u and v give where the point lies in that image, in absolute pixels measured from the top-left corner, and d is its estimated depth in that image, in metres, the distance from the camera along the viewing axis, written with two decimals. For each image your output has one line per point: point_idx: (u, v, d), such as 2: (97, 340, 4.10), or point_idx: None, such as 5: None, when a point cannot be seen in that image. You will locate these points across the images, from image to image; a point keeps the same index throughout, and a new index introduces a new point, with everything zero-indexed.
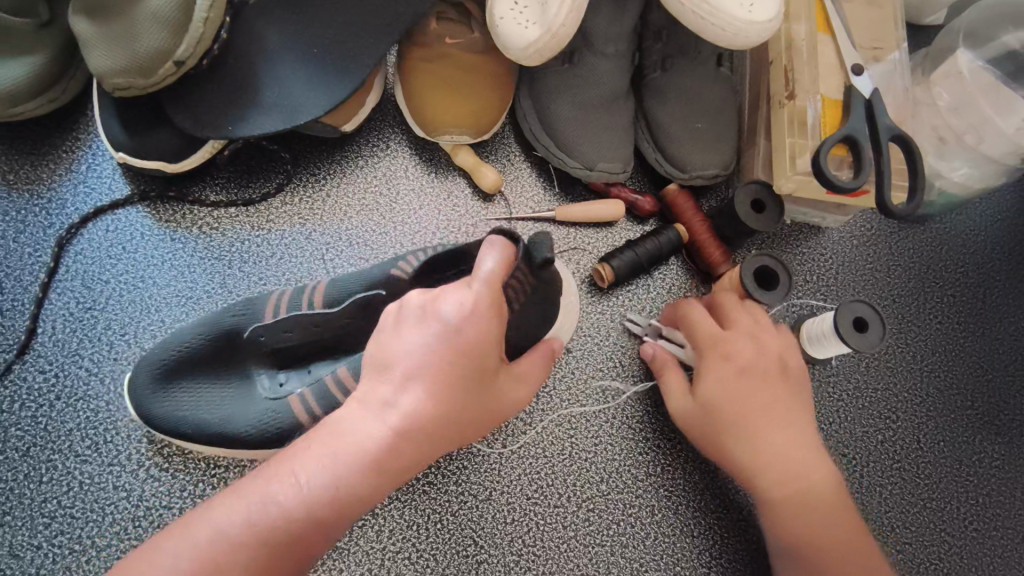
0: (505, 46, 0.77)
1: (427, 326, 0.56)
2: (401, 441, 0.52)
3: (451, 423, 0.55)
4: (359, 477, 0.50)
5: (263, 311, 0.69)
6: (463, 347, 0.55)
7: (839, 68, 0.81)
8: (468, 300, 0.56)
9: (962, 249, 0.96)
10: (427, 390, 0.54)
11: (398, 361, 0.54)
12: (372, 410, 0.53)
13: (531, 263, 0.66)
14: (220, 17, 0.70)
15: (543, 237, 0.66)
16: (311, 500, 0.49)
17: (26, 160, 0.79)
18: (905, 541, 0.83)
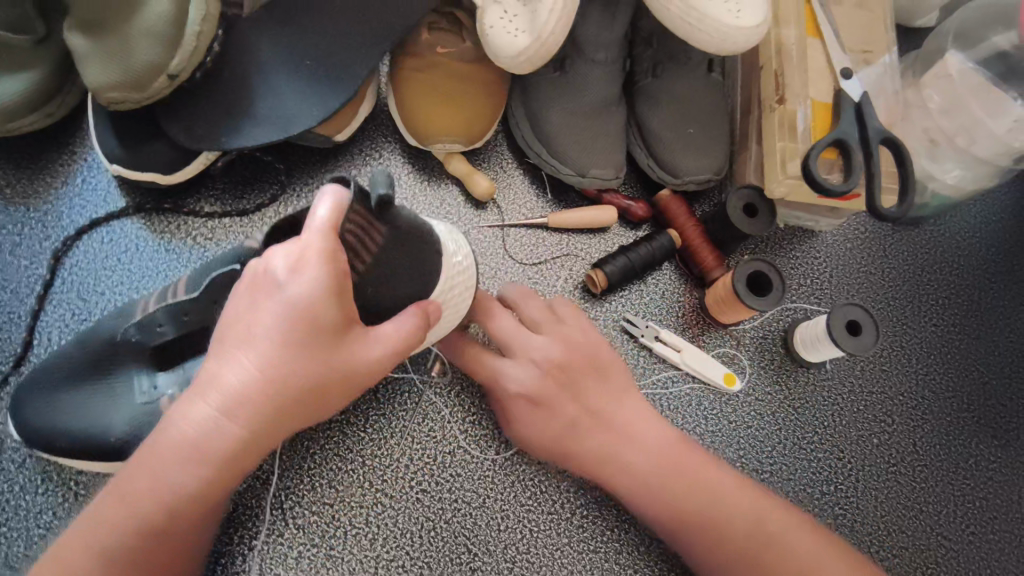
0: (496, 55, 0.77)
1: (270, 294, 0.52)
2: (225, 420, 0.51)
3: (312, 386, 0.52)
4: (177, 466, 0.51)
5: (135, 309, 0.68)
6: (295, 312, 0.51)
7: (828, 72, 0.81)
8: (294, 254, 0.52)
9: (956, 250, 0.96)
10: (257, 362, 0.51)
11: (237, 334, 0.52)
12: (201, 395, 0.51)
13: (370, 203, 0.56)
14: (212, 29, 0.72)
15: (382, 172, 0.56)
16: (157, 488, 0.51)
17: (23, 174, 0.79)
18: (902, 545, 0.82)
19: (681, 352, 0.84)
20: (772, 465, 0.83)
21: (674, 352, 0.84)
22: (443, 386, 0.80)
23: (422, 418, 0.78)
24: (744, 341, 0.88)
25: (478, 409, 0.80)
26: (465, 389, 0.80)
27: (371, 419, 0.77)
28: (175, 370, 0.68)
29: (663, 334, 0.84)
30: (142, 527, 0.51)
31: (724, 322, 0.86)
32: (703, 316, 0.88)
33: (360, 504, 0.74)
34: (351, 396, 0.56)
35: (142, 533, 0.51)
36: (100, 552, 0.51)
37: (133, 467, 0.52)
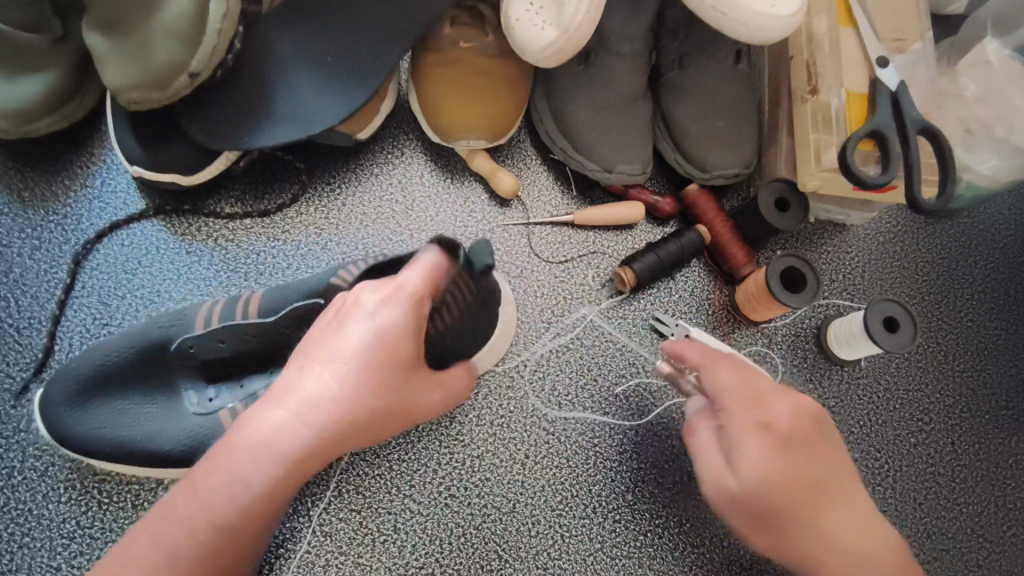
0: (522, 49, 0.76)
1: (357, 320, 0.57)
2: (301, 426, 0.54)
3: (373, 405, 0.57)
4: (256, 475, 0.53)
5: (194, 322, 0.67)
6: (380, 344, 0.56)
7: (862, 60, 0.79)
8: (388, 289, 0.57)
9: (991, 243, 0.93)
10: (340, 383, 0.56)
11: (320, 353, 0.56)
12: (287, 405, 0.55)
13: (472, 268, 0.60)
14: (232, 27, 0.70)
15: (484, 244, 0.58)
16: (235, 494, 0.53)
17: (41, 177, 0.78)
18: (942, 547, 0.80)
19: None
20: None
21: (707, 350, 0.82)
22: None
23: (450, 422, 0.77)
24: (776, 339, 0.86)
25: (507, 411, 0.78)
26: (493, 391, 0.78)
27: None
28: (228, 385, 0.69)
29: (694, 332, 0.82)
30: (217, 532, 0.52)
31: (755, 320, 0.84)
32: (733, 313, 0.86)
33: (389, 510, 0.72)
34: (403, 426, 0.62)
35: (216, 539, 0.52)
36: (169, 550, 0.52)
37: (208, 471, 0.54)
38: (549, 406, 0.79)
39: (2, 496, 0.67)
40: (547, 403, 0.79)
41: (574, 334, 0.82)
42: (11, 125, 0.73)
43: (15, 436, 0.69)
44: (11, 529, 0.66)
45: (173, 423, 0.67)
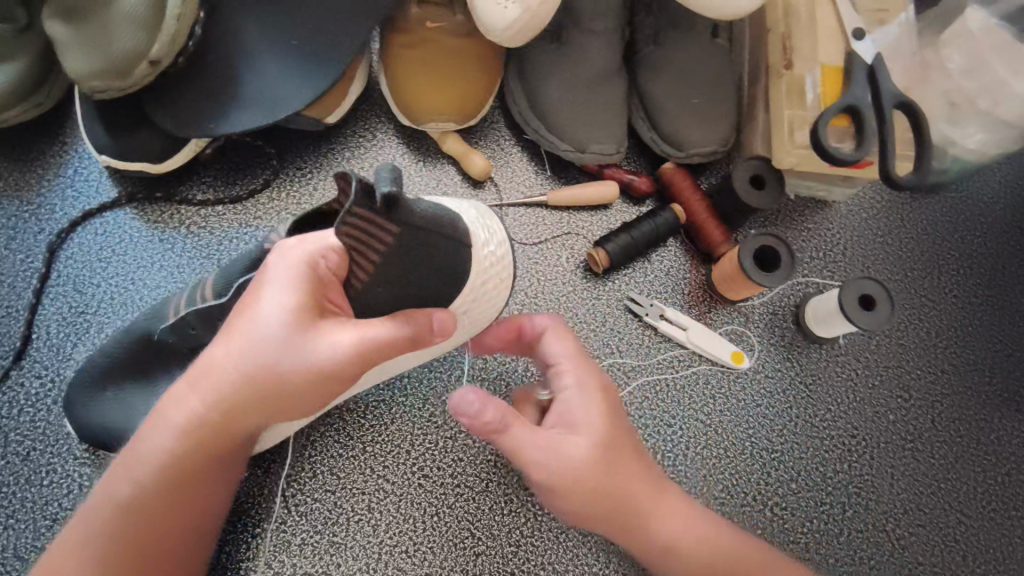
0: (486, 27, 0.74)
1: (256, 284, 0.56)
2: (208, 389, 0.55)
3: (268, 359, 0.54)
4: (154, 459, 0.55)
5: (166, 314, 0.65)
6: (271, 309, 0.54)
7: (839, 30, 0.78)
8: (291, 244, 0.56)
9: (979, 217, 0.92)
10: (233, 354, 0.54)
11: (223, 325, 0.56)
12: (186, 385, 0.56)
13: (375, 204, 0.51)
14: (192, 12, 0.70)
15: (387, 167, 0.51)
16: (144, 459, 0.55)
17: (15, 167, 0.79)
18: (918, 523, 0.80)
19: (688, 331, 0.82)
20: (784, 444, 0.81)
21: (680, 330, 0.82)
22: (443, 369, 0.79)
23: (423, 404, 0.77)
24: (754, 318, 0.86)
25: (480, 393, 0.78)
26: (466, 372, 0.79)
27: (371, 407, 0.77)
28: None
29: (668, 312, 0.82)
30: (131, 498, 0.55)
31: (733, 299, 0.84)
32: (710, 293, 0.86)
33: (362, 490, 0.74)
34: (319, 391, 0.56)
35: (125, 516, 0.55)
36: (94, 516, 0.55)
37: (122, 461, 0.56)
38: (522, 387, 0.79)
39: None
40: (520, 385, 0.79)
41: (546, 316, 0.83)
42: None
43: None
44: None
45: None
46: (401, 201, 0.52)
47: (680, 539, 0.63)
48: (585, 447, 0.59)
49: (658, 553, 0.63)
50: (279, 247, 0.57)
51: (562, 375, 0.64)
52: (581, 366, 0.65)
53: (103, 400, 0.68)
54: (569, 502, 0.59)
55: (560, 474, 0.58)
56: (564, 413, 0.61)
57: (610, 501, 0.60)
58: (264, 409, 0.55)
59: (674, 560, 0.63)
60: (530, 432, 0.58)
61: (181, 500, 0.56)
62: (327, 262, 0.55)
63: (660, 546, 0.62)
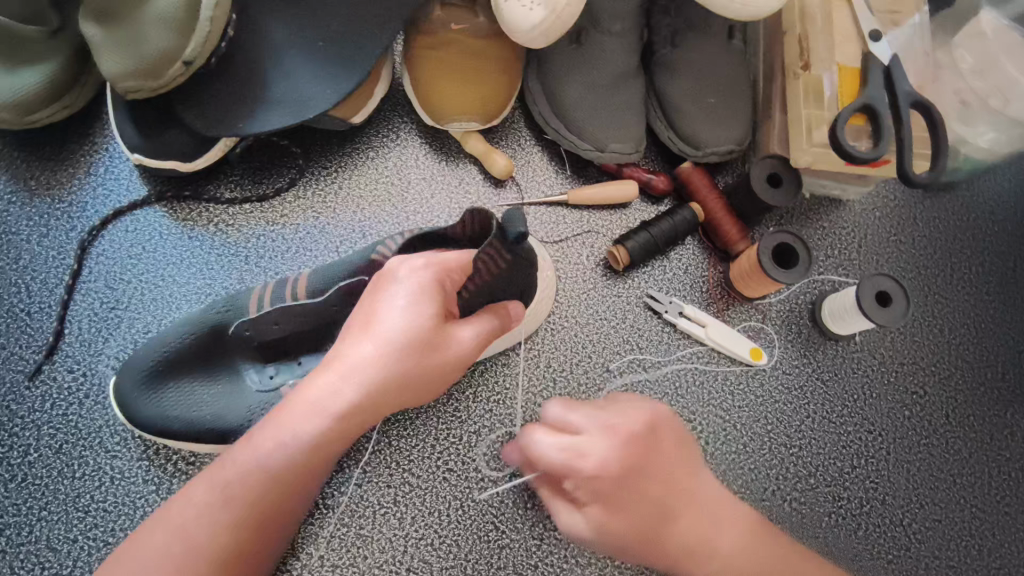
0: (511, 30, 0.76)
1: (389, 291, 0.60)
2: (347, 386, 0.58)
3: (409, 361, 0.59)
4: (300, 446, 0.57)
5: (247, 306, 0.71)
6: (411, 312, 0.59)
7: (855, 31, 0.79)
8: (422, 257, 0.61)
9: (990, 216, 0.93)
10: (382, 350, 0.59)
11: (365, 322, 0.60)
12: (322, 378, 0.59)
13: (506, 237, 0.59)
14: (225, 15, 0.71)
15: (517, 211, 0.58)
16: (284, 452, 0.57)
17: (45, 166, 0.80)
18: (935, 517, 0.81)
19: (706, 327, 0.83)
20: (801, 439, 0.83)
21: (698, 326, 0.83)
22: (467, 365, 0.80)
23: (447, 399, 0.79)
24: (771, 314, 0.87)
25: (504, 388, 0.80)
26: (489, 368, 0.80)
27: None
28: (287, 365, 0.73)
29: (688, 309, 0.83)
30: (271, 487, 0.57)
31: (750, 297, 0.85)
32: (727, 290, 0.87)
33: (389, 484, 0.75)
34: (440, 384, 0.64)
35: (261, 505, 0.57)
36: (224, 506, 0.56)
37: (265, 440, 0.57)
38: (544, 382, 0.80)
39: (20, 472, 0.70)
40: (543, 380, 0.81)
41: (567, 312, 0.84)
42: (13, 116, 0.75)
43: (29, 415, 0.72)
44: (30, 503, 0.69)
45: (187, 403, 0.70)
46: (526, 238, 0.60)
47: (710, 520, 0.63)
48: (631, 432, 0.62)
49: (695, 540, 0.62)
50: (404, 258, 0.61)
51: (574, 416, 0.63)
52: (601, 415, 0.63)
53: (140, 393, 0.69)
54: (580, 487, 0.60)
55: (586, 483, 0.60)
56: (577, 445, 0.60)
57: (625, 485, 0.60)
58: (398, 403, 0.61)
59: (712, 542, 0.62)
60: (574, 448, 0.60)
61: (306, 487, 0.60)
62: (457, 273, 0.62)
63: (688, 539, 0.61)
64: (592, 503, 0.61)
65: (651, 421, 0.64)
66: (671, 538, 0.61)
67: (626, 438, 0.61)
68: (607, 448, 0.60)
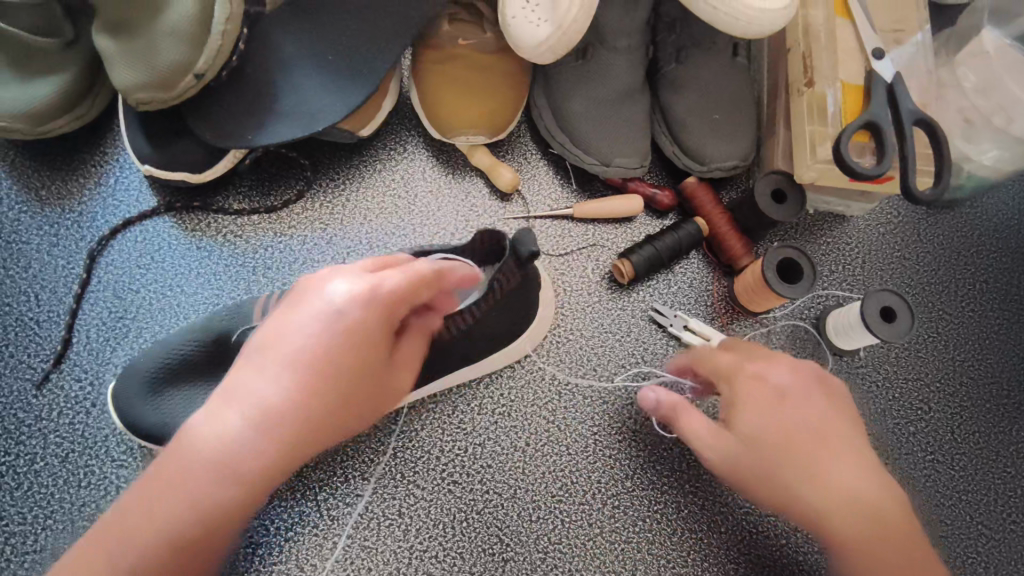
0: (518, 45, 0.77)
1: (300, 313, 0.53)
2: (263, 431, 0.50)
3: (336, 399, 0.52)
4: (216, 494, 0.49)
5: (253, 314, 0.70)
6: (331, 337, 0.52)
7: (858, 50, 0.80)
8: (355, 284, 0.53)
9: (994, 232, 0.93)
10: (312, 360, 0.51)
11: (286, 327, 0.52)
12: (222, 402, 0.50)
13: (518, 257, 0.64)
14: (236, 28, 0.72)
15: (528, 232, 0.64)
16: (196, 505, 0.49)
17: (57, 176, 0.81)
18: (941, 535, 0.81)
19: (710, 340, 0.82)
20: None
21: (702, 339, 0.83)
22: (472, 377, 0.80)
23: (452, 410, 0.79)
24: (775, 329, 0.87)
25: (508, 400, 0.80)
26: (494, 380, 0.80)
27: (402, 413, 0.78)
28: None
29: (692, 323, 0.83)
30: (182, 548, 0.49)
31: (754, 311, 0.85)
32: (732, 304, 0.87)
33: (393, 496, 0.75)
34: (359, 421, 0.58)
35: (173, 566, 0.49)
36: (128, 567, 0.48)
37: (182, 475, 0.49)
38: (549, 395, 0.80)
39: (24, 481, 0.70)
40: (547, 393, 0.81)
41: (572, 325, 0.84)
42: (26, 126, 0.75)
43: (36, 424, 0.72)
44: (34, 512, 0.69)
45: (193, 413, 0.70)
46: (536, 258, 0.66)
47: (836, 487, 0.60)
48: (780, 385, 0.64)
49: (835, 502, 0.59)
50: (326, 279, 0.54)
51: (729, 383, 0.67)
52: (748, 361, 0.67)
53: (146, 403, 0.69)
54: (740, 452, 0.63)
55: (727, 451, 0.64)
56: (738, 404, 0.65)
57: (789, 441, 0.61)
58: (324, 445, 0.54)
59: (850, 513, 0.59)
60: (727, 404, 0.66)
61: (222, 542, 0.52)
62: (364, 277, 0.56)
63: (840, 497, 0.59)
64: (730, 436, 0.64)
65: (805, 375, 0.66)
66: (817, 491, 0.60)
67: (797, 392, 0.64)
68: (756, 403, 0.64)
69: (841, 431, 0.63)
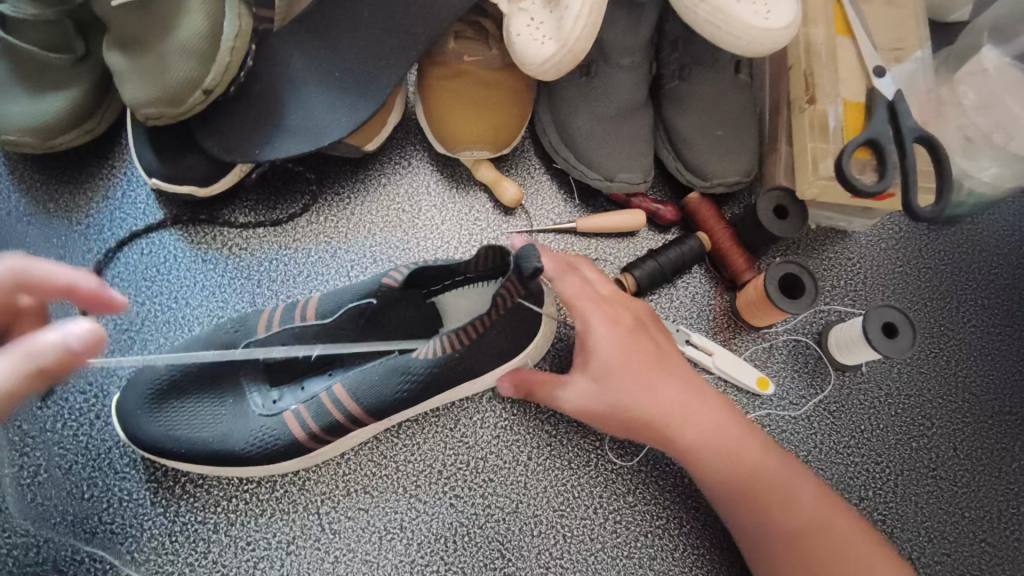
0: (523, 63, 0.78)
1: None
2: None
3: None
4: None
5: (256, 327, 0.72)
6: None
7: (860, 68, 0.81)
8: None
9: (995, 248, 0.94)
10: None
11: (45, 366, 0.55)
12: None
13: (521, 273, 0.66)
14: (245, 44, 0.73)
15: (531, 247, 0.65)
16: None
17: (65, 189, 0.82)
18: (944, 552, 0.80)
19: (713, 355, 0.83)
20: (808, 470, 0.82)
21: (706, 354, 0.84)
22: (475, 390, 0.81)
23: (453, 424, 0.79)
24: (778, 344, 0.87)
25: (510, 414, 0.80)
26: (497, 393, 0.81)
27: (404, 426, 0.78)
28: (291, 388, 0.74)
29: (694, 337, 0.83)
30: None
31: (756, 325, 0.86)
32: (733, 319, 0.88)
33: (395, 509, 0.75)
34: None
35: None
36: None
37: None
38: (551, 409, 0.81)
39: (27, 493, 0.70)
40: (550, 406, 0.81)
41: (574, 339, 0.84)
42: (35, 140, 0.77)
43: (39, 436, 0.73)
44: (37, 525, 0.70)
45: (195, 426, 0.70)
46: (540, 273, 0.67)
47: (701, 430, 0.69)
48: (625, 324, 0.73)
49: (670, 416, 0.69)
50: None
51: (579, 315, 0.72)
52: (591, 291, 0.74)
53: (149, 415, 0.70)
54: (601, 391, 0.70)
55: (588, 386, 0.71)
56: (587, 338, 0.72)
57: (636, 368, 0.70)
58: None
59: (688, 422, 0.69)
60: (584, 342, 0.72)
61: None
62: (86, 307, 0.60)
63: (670, 412, 0.69)
64: (585, 376, 0.71)
65: (629, 305, 0.76)
66: (658, 408, 0.69)
67: (632, 327, 0.73)
68: (605, 334, 0.71)
69: (670, 355, 0.73)
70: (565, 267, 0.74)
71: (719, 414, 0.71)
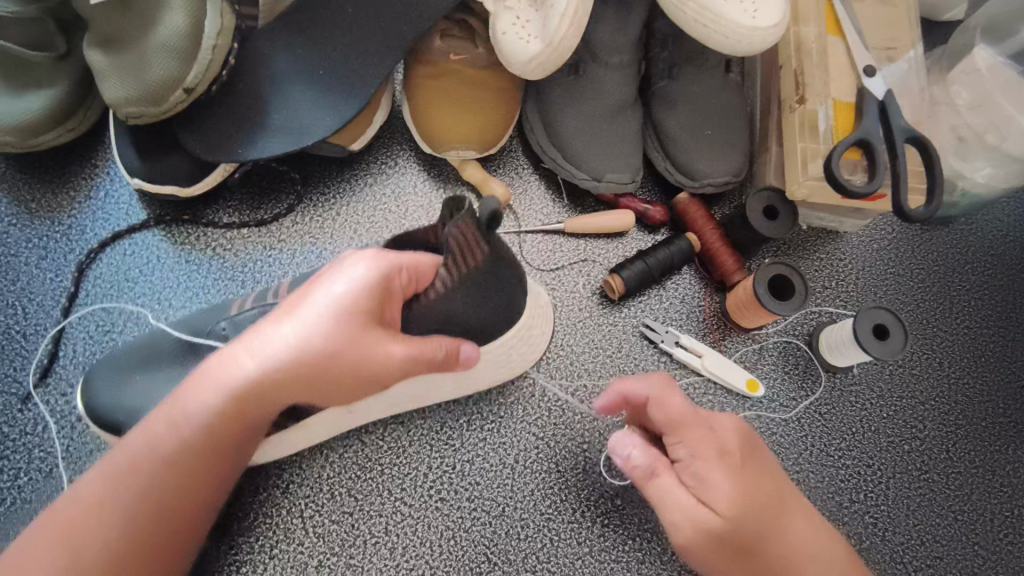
0: (508, 61, 0.77)
1: None
2: (230, 389, 0.58)
3: None
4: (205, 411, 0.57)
5: (228, 307, 0.71)
6: None
7: (850, 68, 0.80)
8: None
9: (989, 249, 0.93)
10: None
11: (294, 306, 0.61)
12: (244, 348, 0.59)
13: (480, 218, 0.61)
14: (227, 42, 0.73)
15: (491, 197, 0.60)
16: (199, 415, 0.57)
17: (48, 189, 0.81)
18: (936, 555, 0.80)
19: (702, 357, 0.82)
20: (799, 473, 0.81)
21: (694, 355, 0.83)
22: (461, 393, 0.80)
23: (440, 427, 0.78)
24: (768, 346, 0.86)
25: (497, 417, 0.79)
26: (484, 396, 0.80)
27: (389, 428, 0.77)
28: None
29: (683, 340, 0.82)
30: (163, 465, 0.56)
31: (746, 327, 0.85)
32: (724, 320, 0.87)
33: (379, 513, 0.74)
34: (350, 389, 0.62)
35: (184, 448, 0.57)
36: (188, 426, 0.57)
37: (156, 419, 0.57)
38: (538, 412, 0.80)
39: (7, 496, 0.70)
40: (537, 409, 0.80)
41: (562, 342, 0.84)
42: (16, 139, 0.76)
43: (20, 438, 0.72)
44: (17, 529, 0.69)
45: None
46: (500, 220, 0.61)
47: (807, 552, 0.61)
48: (736, 449, 0.62)
49: (796, 567, 0.60)
50: None
51: (680, 440, 0.63)
52: (694, 415, 0.64)
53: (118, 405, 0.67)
54: (715, 518, 0.59)
55: (703, 527, 0.59)
56: (699, 472, 0.60)
57: (760, 497, 0.60)
58: (300, 390, 0.60)
59: (812, 574, 0.60)
60: (693, 473, 0.60)
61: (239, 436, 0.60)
62: (402, 278, 0.62)
63: (797, 562, 0.60)
64: (705, 507, 0.59)
65: (730, 431, 0.63)
66: (782, 558, 0.60)
67: (746, 455, 0.62)
68: (723, 470, 0.60)
69: (790, 493, 0.63)
70: (663, 388, 0.66)
71: (839, 557, 0.62)
